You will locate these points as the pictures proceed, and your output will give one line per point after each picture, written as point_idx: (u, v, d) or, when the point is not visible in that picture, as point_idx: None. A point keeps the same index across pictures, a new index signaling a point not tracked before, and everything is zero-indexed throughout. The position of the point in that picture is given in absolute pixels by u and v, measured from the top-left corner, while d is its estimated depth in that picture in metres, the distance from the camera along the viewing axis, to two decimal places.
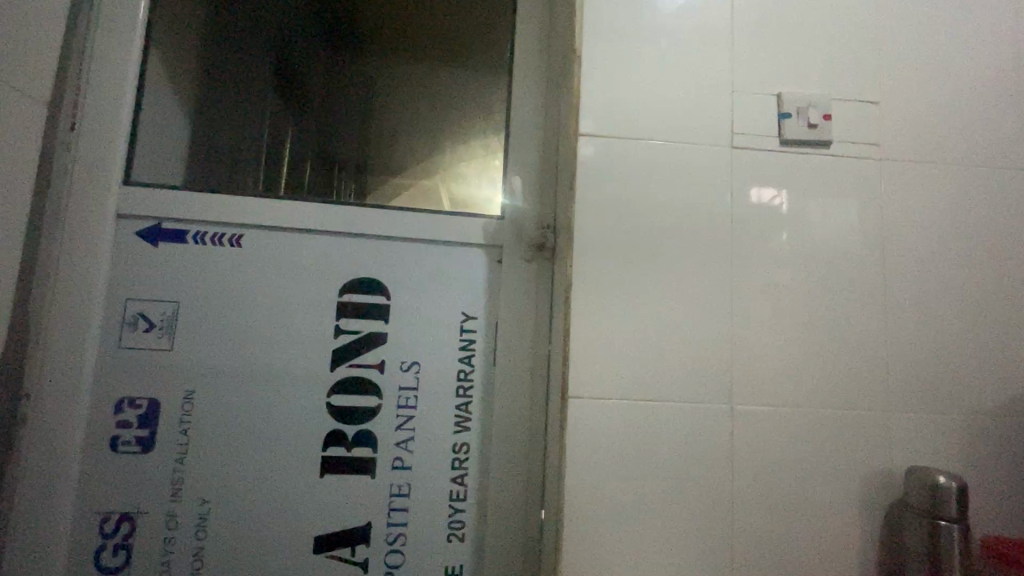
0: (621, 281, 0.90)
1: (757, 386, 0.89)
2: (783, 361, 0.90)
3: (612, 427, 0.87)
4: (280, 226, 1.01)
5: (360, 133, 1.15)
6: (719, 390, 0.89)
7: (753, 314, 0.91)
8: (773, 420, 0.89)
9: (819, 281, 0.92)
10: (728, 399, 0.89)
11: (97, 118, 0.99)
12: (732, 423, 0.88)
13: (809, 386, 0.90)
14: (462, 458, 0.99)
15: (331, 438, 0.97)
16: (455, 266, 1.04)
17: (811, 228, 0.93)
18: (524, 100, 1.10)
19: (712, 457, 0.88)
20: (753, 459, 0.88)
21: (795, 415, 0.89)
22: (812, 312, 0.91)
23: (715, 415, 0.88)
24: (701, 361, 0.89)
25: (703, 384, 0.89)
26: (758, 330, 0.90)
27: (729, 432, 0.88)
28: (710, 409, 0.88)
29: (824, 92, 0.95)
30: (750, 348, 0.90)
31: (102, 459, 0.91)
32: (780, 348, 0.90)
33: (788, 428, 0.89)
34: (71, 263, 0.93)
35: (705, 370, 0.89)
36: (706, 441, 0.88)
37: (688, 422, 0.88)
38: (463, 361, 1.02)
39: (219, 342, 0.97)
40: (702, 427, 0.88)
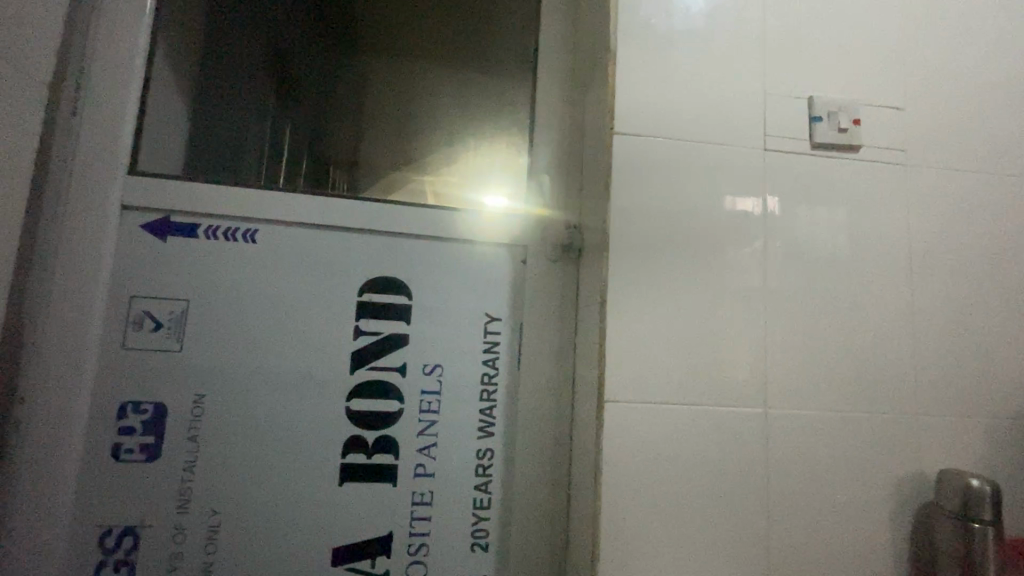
0: (657, 282, 0.88)
1: (791, 390, 0.89)
2: (818, 363, 0.90)
3: (649, 432, 0.85)
4: (297, 222, 0.96)
5: (378, 127, 1.12)
6: (756, 394, 0.88)
7: (787, 317, 0.90)
8: (809, 424, 0.88)
9: (850, 284, 0.92)
10: (763, 403, 0.88)
11: (101, 101, 0.91)
12: (769, 427, 0.88)
13: (842, 389, 0.90)
14: (486, 464, 0.96)
15: (351, 444, 0.93)
16: (479, 266, 1.01)
17: (842, 232, 0.93)
18: (548, 96, 1.08)
19: (747, 461, 0.86)
20: (787, 463, 0.87)
21: (829, 418, 0.89)
22: (846, 316, 0.91)
23: (752, 419, 0.87)
24: (738, 364, 0.88)
25: (739, 387, 0.88)
26: (792, 334, 0.90)
27: (763, 436, 0.87)
28: (747, 413, 0.87)
29: (853, 97, 0.95)
30: (786, 351, 0.90)
31: (103, 468, 0.85)
32: (815, 352, 0.90)
33: (823, 432, 0.89)
34: (69, 257, 0.86)
35: (741, 373, 0.88)
36: (742, 445, 0.87)
37: (723, 426, 0.87)
38: (487, 364, 0.99)
39: (231, 342, 0.91)
40: (738, 432, 0.87)
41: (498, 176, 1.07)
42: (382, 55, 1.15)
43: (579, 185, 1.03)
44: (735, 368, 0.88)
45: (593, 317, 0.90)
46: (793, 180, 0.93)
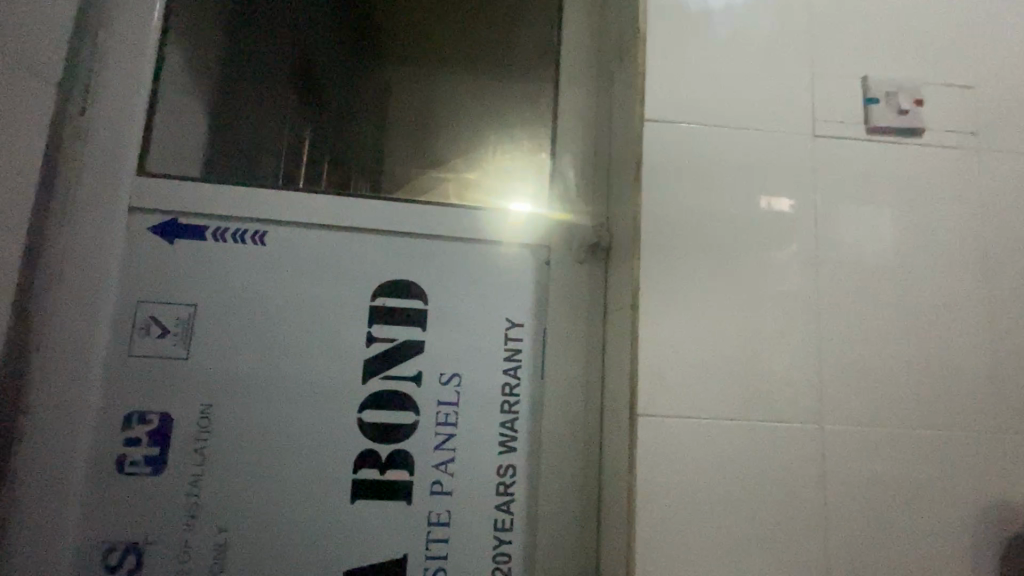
0: (694, 283, 0.80)
1: (851, 404, 0.79)
2: (880, 373, 0.80)
3: (689, 449, 0.76)
4: (309, 223, 0.92)
5: (396, 121, 1.06)
6: (810, 407, 0.79)
7: (844, 320, 0.81)
8: (871, 442, 0.78)
9: (915, 283, 0.82)
10: (819, 417, 0.78)
11: (110, 98, 0.87)
12: (826, 445, 0.78)
13: (909, 402, 0.80)
14: (508, 482, 0.89)
15: (363, 459, 0.87)
16: (499, 268, 0.95)
17: (905, 224, 0.83)
18: (573, 87, 1.02)
19: (802, 483, 0.77)
20: (848, 486, 0.77)
21: (895, 436, 0.79)
22: (912, 318, 0.81)
23: (806, 436, 0.78)
24: (788, 373, 0.79)
25: (790, 400, 0.78)
26: (850, 339, 0.80)
27: (820, 455, 0.78)
28: (800, 429, 0.78)
29: (913, 76, 0.86)
30: (843, 359, 0.80)
31: (107, 482, 0.81)
32: (876, 360, 0.80)
33: (888, 451, 0.78)
34: (75, 261, 0.83)
35: (793, 384, 0.79)
36: (796, 465, 0.77)
37: (774, 443, 0.77)
38: (508, 373, 0.92)
39: (240, 350, 0.87)
40: (790, 450, 0.77)
41: (519, 173, 1.01)
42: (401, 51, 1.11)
43: (608, 180, 0.96)
44: (786, 378, 0.79)
45: (625, 322, 0.83)
46: (847, 169, 0.84)
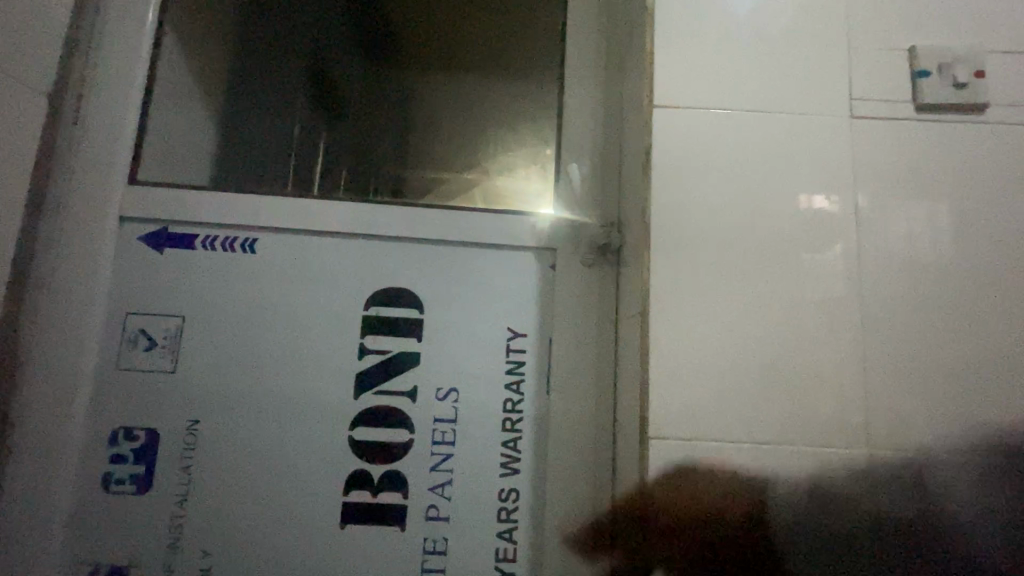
0: (715, 288, 0.70)
1: (904, 426, 0.67)
2: (941, 391, 0.68)
3: (709, 478, 0.67)
4: (300, 230, 0.87)
5: (402, 128, 1.04)
6: (857, 433, 0.67)
7: (894, 327, 0.69)
8: (934, 475, 0.66)
9: (980, 283, 0.70)
10: (866, 442, 0.67)
11: (103, 108, 0.86)
12: (878, 477, 0.67)
13: (977, 425, 0.67)
14: (510, 508, 0.81)
15: (354, 480, 0.81)
16: (501, 274, 0.88)
17: (965, 214, 0.71)
18: (580, 79, 0.95)
19: (848, 519, 0.66)
20: (910, 525, 0.65)
21: (962, 467, 0.67)
22: (978, 329, 0.69)
23: (851, 464, 0.67)
24: (829, 391, 0.68)
25: (830, 421, 0.68)
26: (902, 349, 0.69)
27: (870, 487, 0.66)
28: (845, 458, 0.67)
29: (972, 44, 0.74)
30: (896, 375, 0.68)
31: (92, 501, 0.78)
32: (935, 376, 0.68)
33: (958, 487, 0.66)
34: (66, 273, 0.81)
35: (835, 403, 0.68)
36: (840, 498, 0.66)
37: (812, 472, 0.67)
38: (510, 388, 0.84)
39: (227, 363, 0.83)
40: (832, 481, 0.67)
41: (522, 172, 0.95)
42: (408, 60, 1.10)
43: (619, 176, 0.88)
44: (826, 397, 0.68)
45: (634, 332, 0.74)
46: (893, 155, 0.73)
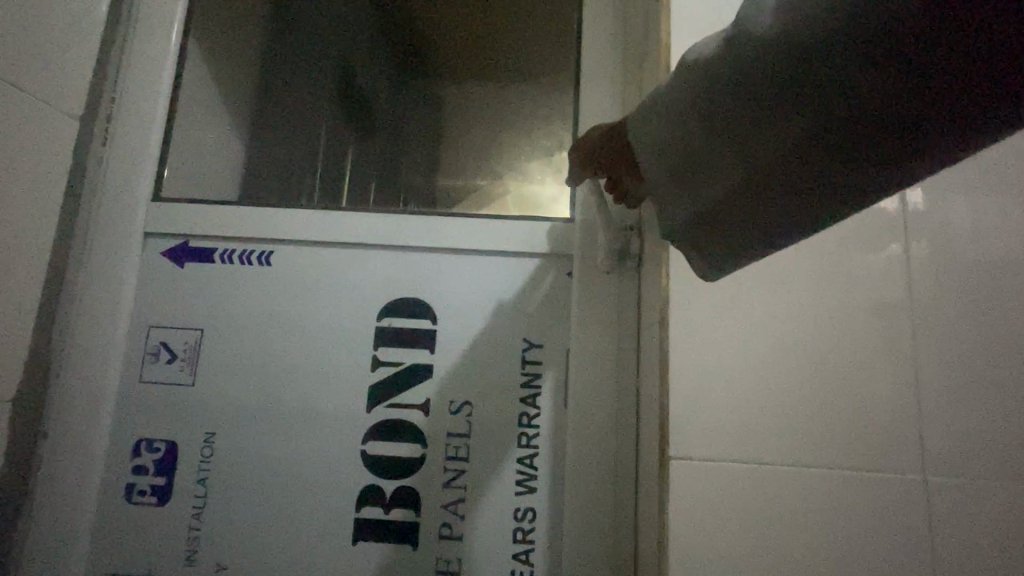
0: (736, 297, 0.67)
1: (944, 440, 0.65)
2: (973, 402, 0.66)
3: (734, 499, 0.63)
4: (313, 240, 0.87)
5: (427, 138, 1.05)
6: (888, 451, 0.64)
7: (931, 335, 0.67)
8: (966, 494, 0.64)
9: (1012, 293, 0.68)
10: (903, 458, 0.64)
11: (129, 128, 0.89)
12: (908, 500, 0.63)
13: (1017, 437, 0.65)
14: (526, 527, 0.77)
15: (367, 496, 0.79)
16: (517, 283, 0.84)
17: (989, 225, 0.70)
18: (597, 74, 0.89)
19: (883, 541, 0.62)
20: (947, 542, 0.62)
21: (1004, 482, 0.64)
22: (1008, 339, 0.67)
23: (887, 481, 0.64)
24: (863, 402, 0.65)
25: (866, 436, 0.65)
26: (938, 359, 0.67)
27: (905, 505, 0.63)
28: (877, 481, 0.63)
29: None
30: (925, 384, 0.66)
31: (116, 511, 0.80)
32: (966, 385, 0.66)
33: (993, 508, 0.63)
34: (94, 288, 0.84)
35: (871, 416, 0.65)
36: (875, 518, 0.63)
37: (846, 492, 0.63)
38: (526, 401, 0.81)
39: (242, 375, 0.83)
40: (868, 500, 0.63)
41: (539, 179, 0.93)
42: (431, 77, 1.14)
43: None
44: (853, 412, 0.65)
45: (654, 343, 0.70)
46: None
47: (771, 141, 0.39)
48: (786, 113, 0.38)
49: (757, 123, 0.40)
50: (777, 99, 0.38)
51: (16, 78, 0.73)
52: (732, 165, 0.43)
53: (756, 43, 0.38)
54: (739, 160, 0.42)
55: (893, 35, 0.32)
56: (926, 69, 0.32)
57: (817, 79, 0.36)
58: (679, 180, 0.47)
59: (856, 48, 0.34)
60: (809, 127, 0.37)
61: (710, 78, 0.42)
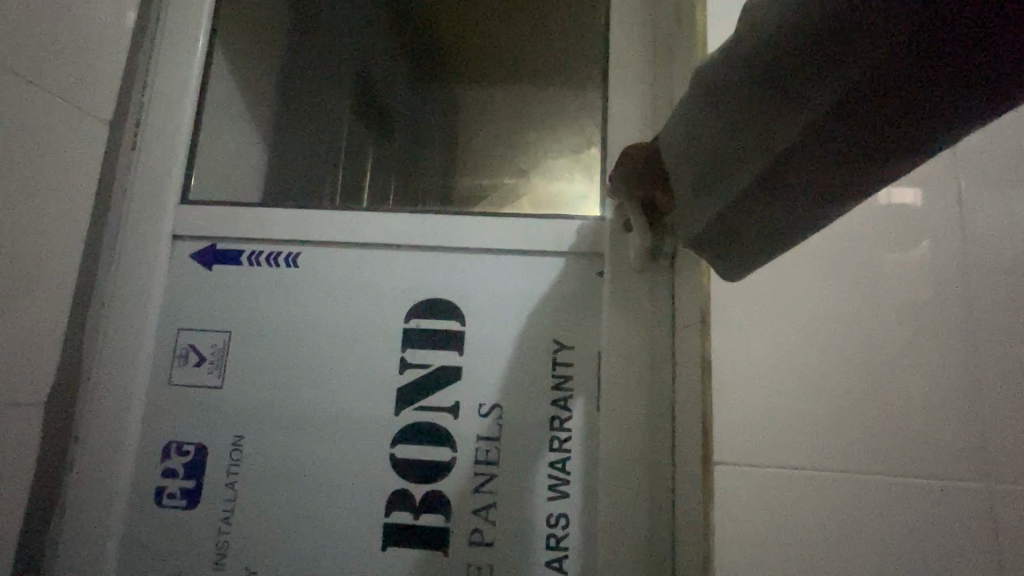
0: (767, 294, 0.65)
1: (991, 446, 0.63)
2: (1010, 405, 0.64)
3: (779, 505, 0.60)
4: (339, 241, 0.86)
5: (447, 138, 1.04)
6: (931, 457, 0.62)
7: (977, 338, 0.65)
8: (1007, 499, 0.62)
9: None
10: (948, 465, 0.62)
11: (157, 132, 0.89)
12: (953, 506, 0.61)
13: None
14: (559, 534, 0.75)
15: (396, 501, 0.78)
16: (546, 282, 0.82)
17: None
18: (626, 67, 0.86)
19: (928, 548, 0.60)
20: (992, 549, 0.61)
21: None
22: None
23: (933, 489, 0.61)
24: (906, 407, 0.63)
25: (909, 442, 0.62)
26: (985, 362, 0.64)
27: (950, 511, 0.61)
28: (921, 485, 0.61)
29: None
30: (961, 386, 0.64)
31: (146, 514, 0.80)
32: (998, 387, 0.64)
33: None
34: (123, 292, 0.84)
35: (915, 422, 0.63)
36: (920, 525, 0.61)
37: (890, 498, 0.61)
38: (557, 404, 0.79)
39: (269, 377, 0.83)
40: (912, 507, 0.61)
41: (565, 178, 0.91)
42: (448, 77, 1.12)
43: None
44: (892, 415, 0.63)
45: (692, 344, 0.68)
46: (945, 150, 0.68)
47: (777, 138, 0.40)
48: (787, 111, 0.39)
49: (765, 123, 0.41)
50: (780, 98, 0.39)
51: (45, 80, 0.74)
52: (749, 161, 0.44)
53: (765, 44, 0.40)
54: (754, 157, 0.43)
55: (870, 32, 0.32)
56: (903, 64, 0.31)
57: (811, 78, 0.36)
58: (710, 176, 0.49)
59: (838, 51, 0.34)
60: (806, 125, 0.38)
61: (736, 78, 0.44)
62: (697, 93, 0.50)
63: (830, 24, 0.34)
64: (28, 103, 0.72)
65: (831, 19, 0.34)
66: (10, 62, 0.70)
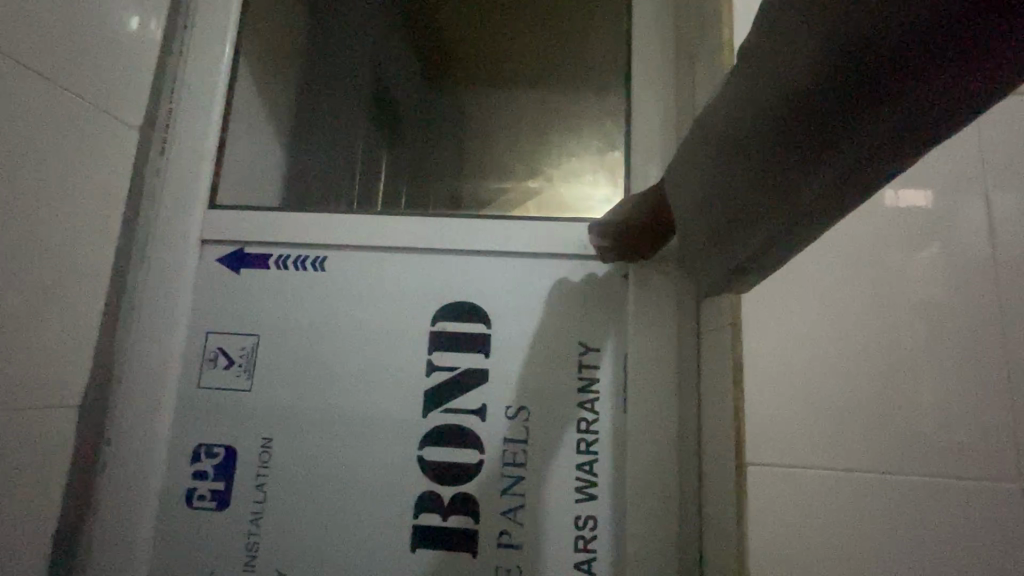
0: (796, 297, 0.65)
1: None
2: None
3: (813, 506, 0.61)
4: (365, 245, 0.87)
5: (466, 142, 1.05)
6: (956, 454, 0.61)
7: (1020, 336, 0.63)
8: None
9: None
10: (994, 467, 0.61)
11: (185, 138, 0.90)
12: (996, 506, 0.60)
13: None
14: (588, 536, 0.76)
15: (424, 503, 0.79)
16: (571, 285, 0.83)
17: None
18: (649, 72, 0.86)
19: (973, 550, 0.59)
20: None
21: None
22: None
23: (979, 490, 0.61)
24: (945, 410, 0.62)
25: (953, 443, 0.62)
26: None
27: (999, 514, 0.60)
28: (963, 487, 0.61)
29: None
30: (983, 385, 0.62)
31: (178, 516, 0.81)
32: None
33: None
34: (154, 297, 0.85)
35: (956, 424, 0.62)
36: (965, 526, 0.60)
37: (932, 499, 0.61)
38: (584, 407, 0.79)
39: (297, 380, 0.84)
40: (956, 507, 0.60)
41: (588, 181, 0.92)
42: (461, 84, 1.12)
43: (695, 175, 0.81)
44: (915, 416, 0.62)
45: (720, 346, 0.68)
46: (960, 149, 0.67)
47: (795, 189, 0.37)
48: (800, 164, 0.36)
49: (779, 176, 0.39)
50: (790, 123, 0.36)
51: (78, 87, 0.75)
52: (772, 212, 0.41)
53: (762, 103, 0.38)
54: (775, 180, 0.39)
55: (867, 78, 0.29)
56: (922, 86, 0.27)
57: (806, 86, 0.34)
58: (739, 227, 0.46)
59: (838, 102, 0.32)
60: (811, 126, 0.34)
61: (741, 132, 0.42)
62: (703, 149, 0.50)
63: (824, 78, 0.32)
64: (63, 111, 0.73)
65: (825, 74, 0.32)
66: (44, 69, 0.70)
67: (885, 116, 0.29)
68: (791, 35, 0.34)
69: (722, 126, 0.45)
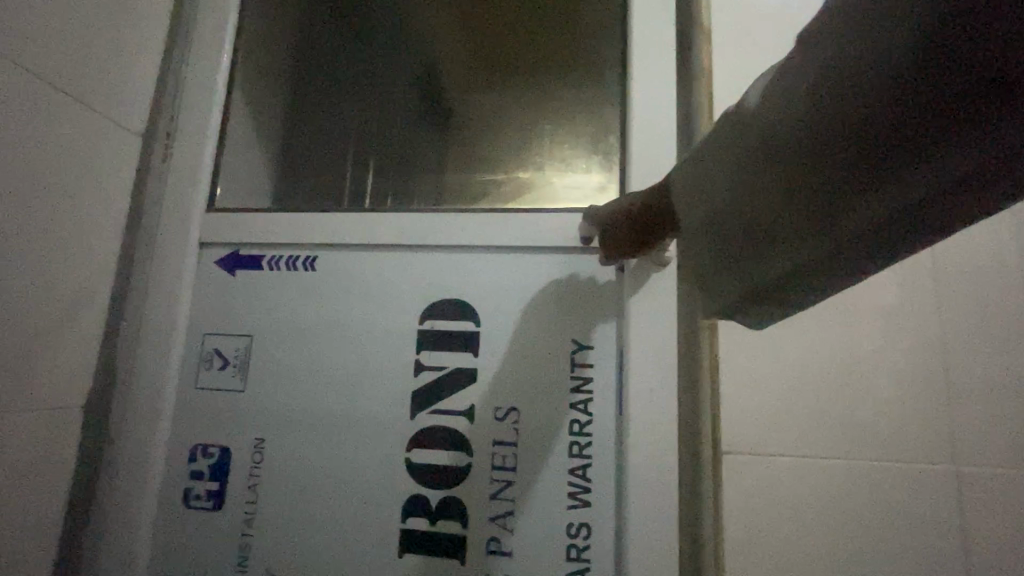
0: None
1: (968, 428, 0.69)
2: (979, 403, 0.69)
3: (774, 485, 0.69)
4: (354, 243, 0.86)
5: (460, 136, 1.03)
6: (892, 441, 0.69)
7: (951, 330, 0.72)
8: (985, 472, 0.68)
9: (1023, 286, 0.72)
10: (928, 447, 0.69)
11: (183, 141, 0.91)
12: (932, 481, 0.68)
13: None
14: (581, 546, 0.71)
15: (412, 507, 0.76)
16: (562, 279, 0.79)
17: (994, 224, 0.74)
18: (642, 51, 0.81)
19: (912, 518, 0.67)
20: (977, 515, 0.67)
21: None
22: (1015, 336, 0.70)
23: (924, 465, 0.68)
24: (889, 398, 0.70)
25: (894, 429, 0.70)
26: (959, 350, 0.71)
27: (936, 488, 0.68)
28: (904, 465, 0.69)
29: None
30: (912, 377, 0.71)
31: (176, 514, 0.82)
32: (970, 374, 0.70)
33: (997, 498, 0.67)
34: (151, 299, 0.86)
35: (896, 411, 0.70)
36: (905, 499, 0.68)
37: (876, 477, 0.69)
38: (576, 408, 0.75)
39: (289, 380, 0.83)
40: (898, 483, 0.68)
41: (581, 170, 0.88)
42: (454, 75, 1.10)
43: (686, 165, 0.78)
44: (852, 405, 0.71)
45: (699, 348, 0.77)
46: None
47: (840, 224, 0.35)
48: (847, 199, 0.34)
49: (823, 206, 0.36)
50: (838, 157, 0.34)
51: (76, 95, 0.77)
52: (812, 237, 0.38)
53: (812, 105, 0.34)
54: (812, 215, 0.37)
55: (941, 115, 0.28)
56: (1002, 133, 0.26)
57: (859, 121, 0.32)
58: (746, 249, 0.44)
59: (906, 138, 0.30)
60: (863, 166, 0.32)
61: None
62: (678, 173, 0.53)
63: (898, 79, 0.29)
64: (61, 118, 0.75)
65: (899, 75, 0.29)
66: (45, 76, 0.72)
67: (961, 159, 0.28)
68: (854, 34, 0.32)
69: (736, 136, 0.43)
